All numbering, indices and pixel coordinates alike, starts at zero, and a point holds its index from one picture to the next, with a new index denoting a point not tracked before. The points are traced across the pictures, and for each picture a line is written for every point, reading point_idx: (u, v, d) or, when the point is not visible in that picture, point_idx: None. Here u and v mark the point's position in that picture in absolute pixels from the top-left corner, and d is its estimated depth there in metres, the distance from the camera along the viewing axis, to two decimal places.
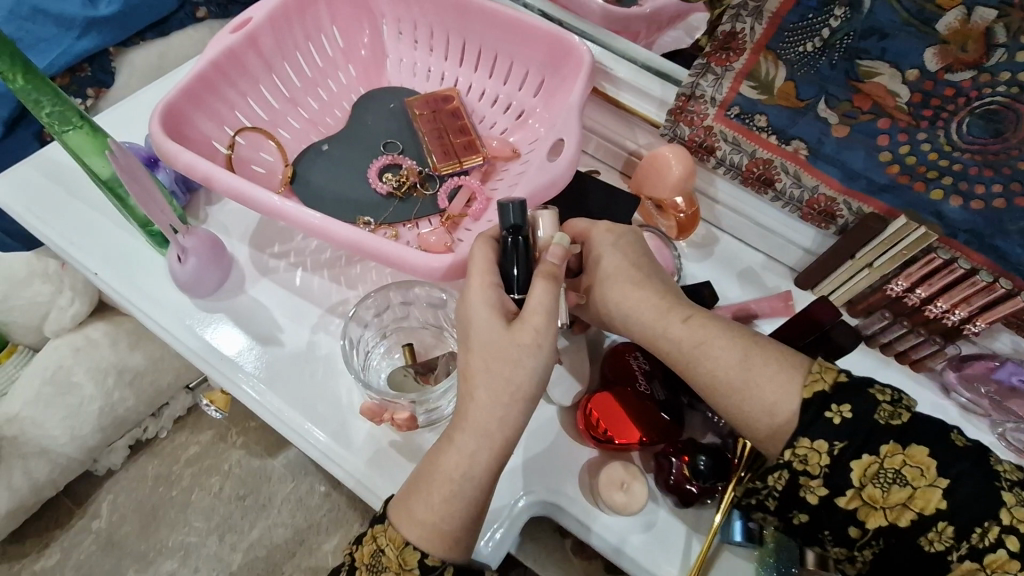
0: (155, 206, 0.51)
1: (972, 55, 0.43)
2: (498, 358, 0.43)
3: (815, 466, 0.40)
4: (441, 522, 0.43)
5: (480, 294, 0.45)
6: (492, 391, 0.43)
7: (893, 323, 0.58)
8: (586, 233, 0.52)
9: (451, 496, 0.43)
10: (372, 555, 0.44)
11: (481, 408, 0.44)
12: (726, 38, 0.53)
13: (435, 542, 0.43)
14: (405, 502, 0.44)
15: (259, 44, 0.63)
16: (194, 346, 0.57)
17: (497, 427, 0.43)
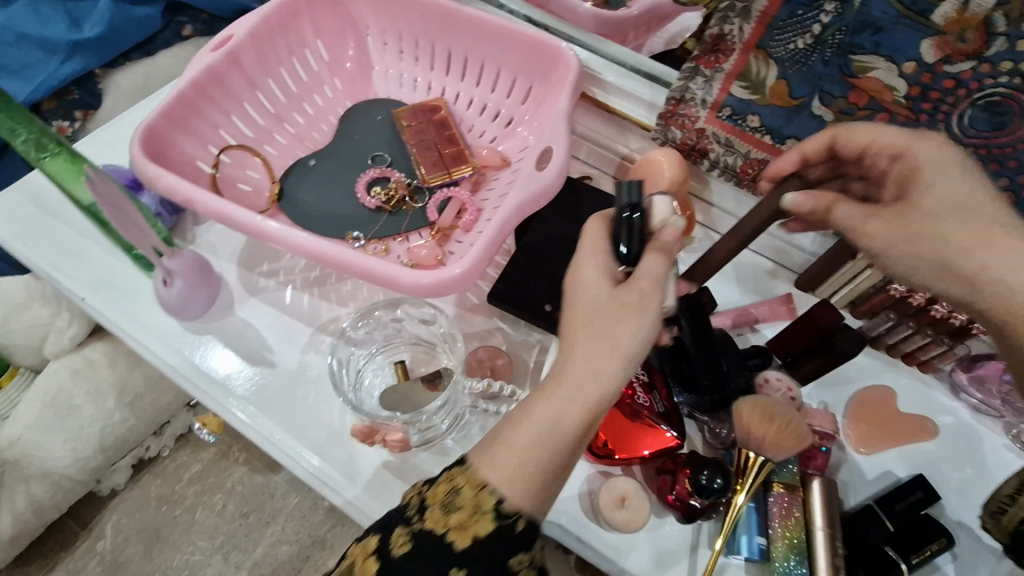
0: (133, 226, 0.51)
1: (971, 45, 0.42)
2: (603, 328, 0.38)
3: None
4: (524, 479, 0.38)
5: (594, 260, 0.41)
6: (593, 348, 0.38)
7: (899, 324, 0.56)
8: (906, 146, 0.43)
9: (534, 451, 0.38)
10: (446, 495, 0.38)
11: (579, 360, 0.38)
12: (714, 40, 0.52)
13: (517, 489, 0.37)
14: (493, 443, 0.39)
15: (241, 62, 0.62)
16: (184, 371, 0.56)
17: (594, 390, 0.38)
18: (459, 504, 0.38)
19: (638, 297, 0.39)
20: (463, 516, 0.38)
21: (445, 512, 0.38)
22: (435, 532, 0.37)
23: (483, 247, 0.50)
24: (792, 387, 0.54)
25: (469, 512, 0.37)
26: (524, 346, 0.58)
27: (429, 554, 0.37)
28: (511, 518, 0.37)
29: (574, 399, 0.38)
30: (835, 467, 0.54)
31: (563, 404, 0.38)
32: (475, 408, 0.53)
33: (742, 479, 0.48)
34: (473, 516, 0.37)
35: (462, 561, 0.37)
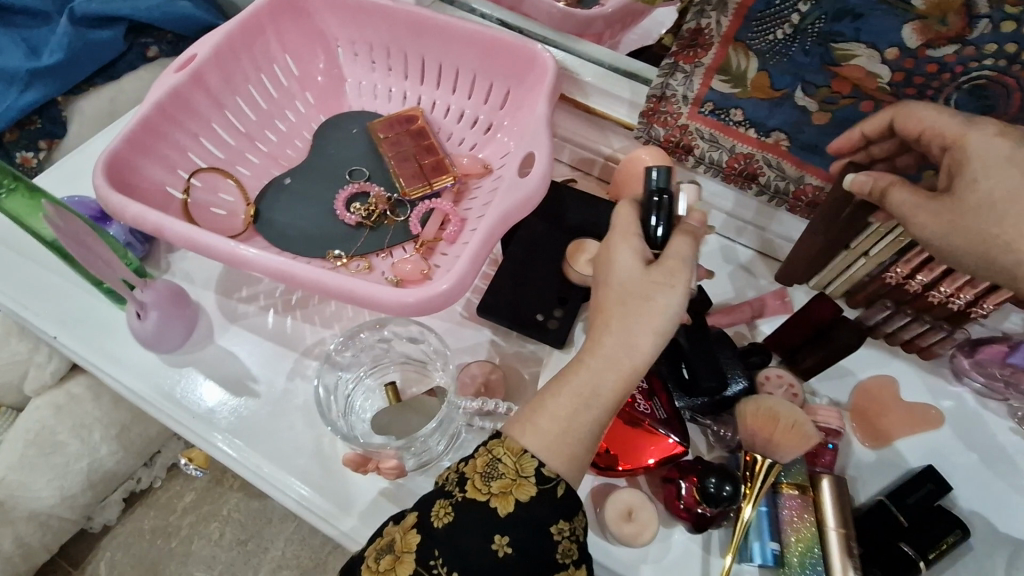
0: (98, 260, 0.48)
1: (953, 28, 0.40)
2: (635, 309, 0.39)
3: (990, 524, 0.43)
4: (564, 445, 0.39)
5: (624, 243, 0.42)
6: (625, 321, 0.39)
7: (896, 313, 0.55)
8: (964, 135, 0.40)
9: (576, 413, 0.40)
10: (487, 465, 0.39)
11: (615, 337, 0.40)
12: (692, 35, 0.51)
13: (554, 454, 0.39)
14: (531, 413, 0.40)
15: (206, 81, 0.60)
16: (164, 406, 0.54)
17: (631, 355, 0.39)
18: (501, 472, 0.39)
19: (670, 279, 0.39)
20: (505, 484, 0.38)
21: (485, 481, 0.39)
22: (478, 500, 0.38)
23: (467, 261, 0.48)
24: (793, 383, 0.52)
25: (511, 478, 0.38)
26: (517, 359, 0.56)
27: (472, 522, 0.38)
28: (551, 482, 0.38)
29: (611, 364, 0.39)
30: (844, 464, 0.53)
31: (600, 370, 0.39)
32: (471, 425, 0.51)
33: (751, 484, 0.47)
34: (516, 481, 0.38)
35: (503, 526, 0.37)
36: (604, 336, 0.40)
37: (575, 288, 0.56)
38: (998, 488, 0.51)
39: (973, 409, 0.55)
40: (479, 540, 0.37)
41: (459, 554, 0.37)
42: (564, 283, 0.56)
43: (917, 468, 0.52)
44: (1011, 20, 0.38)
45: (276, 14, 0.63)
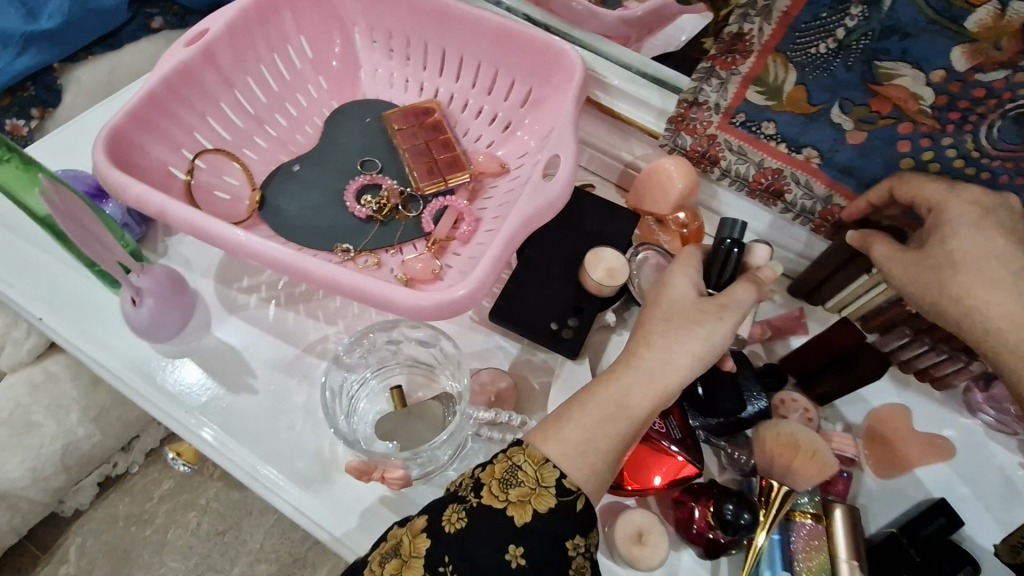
0: (94, 241, 0.45)
1: (1005, 53, 0.40)
2: (678, 334, 0.40)
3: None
4: (586, 457, 0.38)
5: (682, 272, 0.43)
6: (667, 339, 0.40)
7: (913, 340, 0.54)
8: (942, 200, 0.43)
9: (600, 426, 0.39)
10: (506, 471, 0.38)
11: (654, 352, 0.40)
12: (733, 39, 0.49)
13: (578, 463, 0.38)
14: (555, 422, 0.40)
15: (217, 58, 0.57)
16: (153, 397, 0.51)
17: (667, 374, 0.40)
18: (520, 479, 0.37)
19: (721, 312, 0.40)
20: (523, 492, 0.37)
21: (503, 487, 0.37)
22: (494, 507, 0.36)
23: (487, 266, 0.46)
24: (809, 408, 0.51)
25: (531, 487, 0.37)
26: (528, 367, 0.55)
27: (485, 530, 0.36)
28: (571, 495, 0.37)
29: (647, 381, 0.40)
30: (854, 492, 0.52)
31: (633, 382, 0.40)
32: (478, 435, 0.49)
33: (767, 510, 0.45)
34: (535, 490, 0.37)
35: (520, 536, 0.35)
36: (646, 351, 0.40)
37: (591, 297, 0.54)
38: (1006, 524, 0.51)
39: (983, 441, 0.54)
40: (492, 551, 0.35)
41: (470, 561, 0.35)
42: (579, 292, 0.55)
43: (926, 500, 0.51)
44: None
45: None
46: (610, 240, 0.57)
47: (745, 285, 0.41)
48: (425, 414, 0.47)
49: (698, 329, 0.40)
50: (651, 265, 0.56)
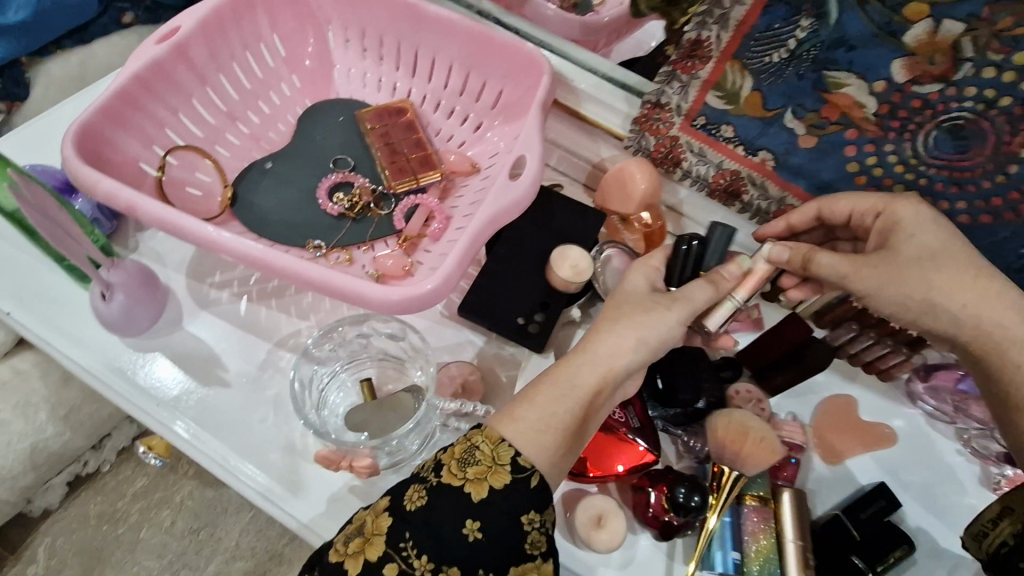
0: (64, 235, 0.46)
1: (940, 67, 0.42)
2: (631, 319, 0.43)
3: None
4: (544, 440, 0.40)
5: (642, 268, 0.47)
6: (625, 331, 0.42)
7: (860, 334, 0.57)
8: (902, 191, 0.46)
9: (556, 412, 0.41)
10: (465, 451, 0.39)
11: (608, 341, 0.43)
12: (691, 46, 0.50)
13: (536, 445, 0.40)
14: (515, 406, 0.41)
15: (189, 55, 0.57)
16: (123, 390, 0.52)
17: (616, 361, 0.42)
18: (478, 458, 0.39)
19: (672, 304, 0.43)
20: (481, 470, 0.39)
21: (462, 466, 0.39)
22: (453, 485, 0.38)
23: (454, 263, 0.48)
24: (762, 399, 0.54)
25: (487, 466, 0.39)
26: (496, 361, 0.56)
27: (446, 508, 0.37)
28: (526, 472, 0.39)
29: (597, 363, 0.42)
30: (803, 477, 0.55)
31: (583, 366, 0.42)
32: (446, 426, 0.51)
33: (717, 494, 0.48)
34: (491, 468, 0.39)
35: (477, 511, 0.37)
36: (599, 338, 0.43)
37: (558, 293, 0.56)
38: (945, 507, 0.54)
39: (920, 428, 0.58)
40: (450, 526, 0.37)
41: (433, 538, 0.37)
42: (547, 288, 0.56)
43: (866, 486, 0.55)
44: (993, 66, 0.40)
45: None
46: (577, 238, 0.59)
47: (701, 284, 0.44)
48: (396, 405, 0.49)
49: (651, 319, 0.42)
50: (614, 263, 0.58)
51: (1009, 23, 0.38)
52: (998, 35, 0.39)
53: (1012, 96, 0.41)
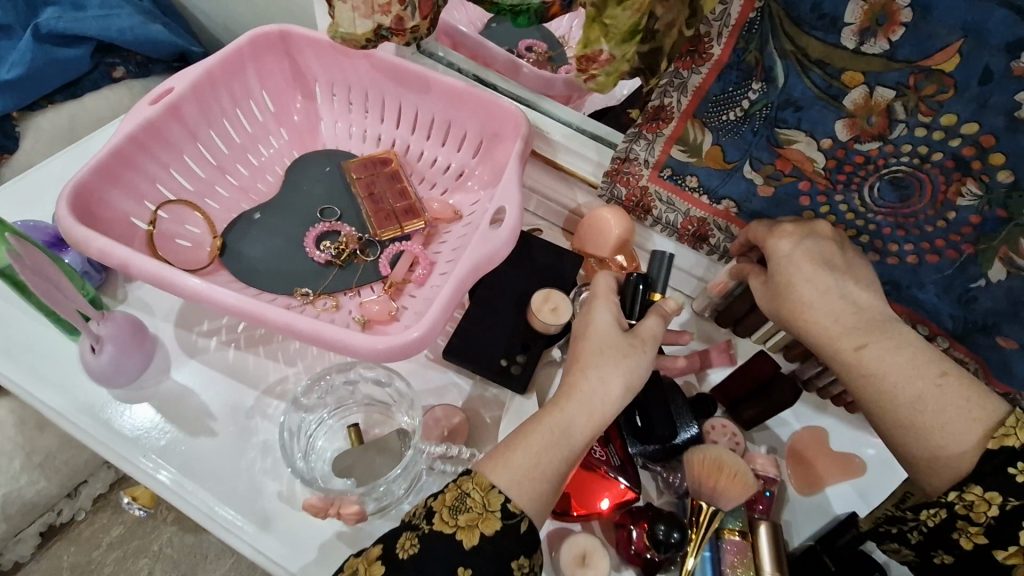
0: (54, 289, 0.47)
1: (876, 127, 0.45)
2: (610, 364, 0.45)
3: (979, 514, 0.40)
4: (530, 483, 0.41)
5: (605, 303, 0.49)
6: (605, 375, 0.44)
7: (825, 369, 0.58)
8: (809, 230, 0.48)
9: (545, 453, 0.42)
10: (456, 499, 0.40)
11: (593, 385, 0.44)
12: (656, 110, 0.53)
13: (524, 486, 0.41)
14: (503, 450, 0.43)
15: (180, 113, 0.60)
16: (110, 441, 0.52)
17: (606, 406, 0.44)
18: (469, 505, 0.40)
19: (644, 345, 0.46)
20: (473, 517, 0.40)
21: (454, 514, 0.40)
22: (444, 532, 0.39)
23: (438, 310, 0.50)
24: (736, 432, 0.56)
25: (479, 512, 0.40)
26: (481, 402, 0.58)
27: (436, 555, 0.39)
28: (516, 518, 0.40)
29: (583, 405, 0.44)
30: (779, 509, 0.57)
31: (574, 412, 0.44)
32: (432, 469, 0.52)
33: (696, 530, 0.50)
34: (482, 514, 0.40)
35: (468, 559, 0.38)
36: (582, 379, 0.44)
37: (538, 334, 0.58)
38: None
39: (890, 460, 0.60)
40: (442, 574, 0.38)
41: None
42: (528, 330, 0.59)
43: (843, 514, 0.57)
44: (923, 126, 0.43)
45: (257, 52, 0.64)
46: (555, 280, 0.61)
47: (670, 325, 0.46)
48: (382, 449, 0.50)
49: (628, 363, 0.45)
50: None
51: (933, 90, 0.41)
52: (925, 100, 0.42)
53: (943, 151, 0.43)
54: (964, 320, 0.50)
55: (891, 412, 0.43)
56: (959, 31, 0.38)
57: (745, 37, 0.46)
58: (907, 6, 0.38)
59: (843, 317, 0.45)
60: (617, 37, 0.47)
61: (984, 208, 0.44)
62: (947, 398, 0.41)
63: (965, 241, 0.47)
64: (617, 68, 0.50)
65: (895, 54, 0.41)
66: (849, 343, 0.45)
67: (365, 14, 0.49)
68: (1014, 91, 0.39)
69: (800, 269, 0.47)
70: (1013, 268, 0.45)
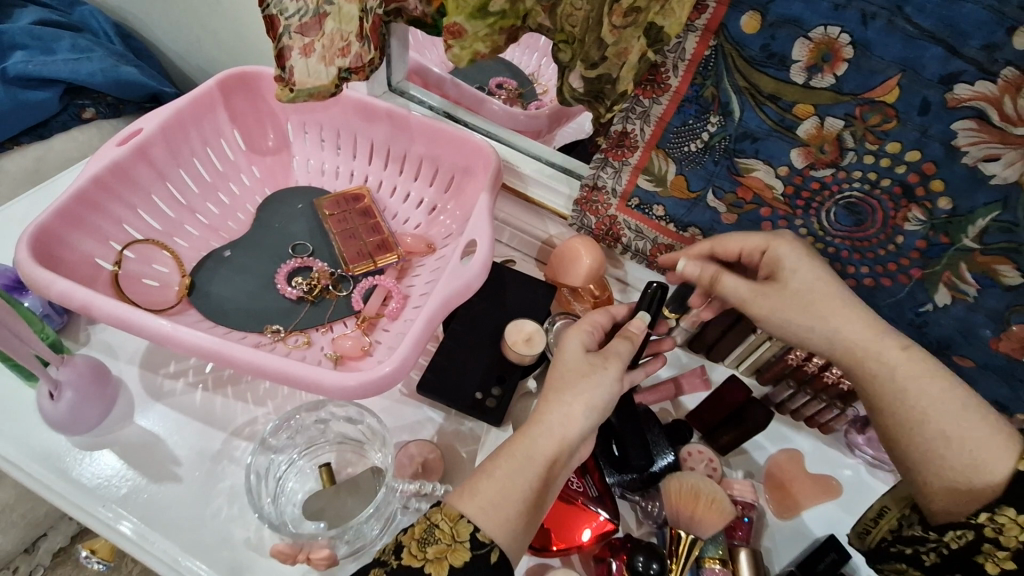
0: (15, 340, 0.46)
1: (829, 155, 0.46)
2: (571, 386, 0.44)
3: (1011, 539, 0.36)
4: (498, 510, 0.40)
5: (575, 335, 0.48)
6: (568, 397, 0.44)
7: (798, 391, 0.60)
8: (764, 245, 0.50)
9: (511, 484, 0.41)
10: (424, 531, 0.40)
11: (557, 411, 0.43)
12: (619, 137, 0.55)
13: (490, 513, 0.40)
14: (471, 479, 0.42)
15: (149, 154, 0.60)
16: (67, 491, 0.50)
17: (569, 428, 0.43)
18: (437, 537, 0.39)
19: (607, 363, 0.45)
20: (440, 548, 0.39)
21: (422, 547, 0.39)
22: (413, 568, 0.38)
23: (410, 345, 0.50)
24: (713, 458, 0.57)
25: (447, 542, 0.39)
26: (455, 437, 0.57)
27: None
28: (485, 548, 0.39)
29: (549, 432, 0.43)
30: (759, 535, 0.57)
31: (536, 436, 0.43)
32: (407, 508, 0.50)
33: (676, 560, 0.49)
34: (451, 545, 0.39)
35: None
36: (550, 410, 0.44)
37: (513, 366, 0.58)
38: None
39: (865, 480, 0.60)
40: None
41: None
42: (502, 361, 0.58)
43: (823, 537, 0.56)
44: (871, 154, 0.44)
45: (228, 92, 0.65)
46: (530, 310, 0.61)
47: (624, 340, 0.47)
48: (354, 490, 0.49)
49: (586, 381, 0.44)
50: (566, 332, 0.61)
51: (878, 120, 0.43)
52: (871, 129, 0.43)
53: (890, 178, 0.45)
54: (922, 339, 0.52)
55: (927, 425, 0.42)
56: (896, 66, 0.40)
57: (701, 73, 0.47)
58: (849, 44, 0.40)
59: (877, 323, 0.46)
60: (467, 11, 0.48)
61: (929, 234, 0.46)
62: (972, 416, 0.41)
63: (914, 267, 0.49)
64: (471, 44, 0.51)
65: (842, 87, 0.42)
66: (893, 344, 0.45)
67: (328, 62, 0.50)
68: (950, 120, 0.40)
69: (822, 278, 0.47)
70: (956, 293, 0.48)
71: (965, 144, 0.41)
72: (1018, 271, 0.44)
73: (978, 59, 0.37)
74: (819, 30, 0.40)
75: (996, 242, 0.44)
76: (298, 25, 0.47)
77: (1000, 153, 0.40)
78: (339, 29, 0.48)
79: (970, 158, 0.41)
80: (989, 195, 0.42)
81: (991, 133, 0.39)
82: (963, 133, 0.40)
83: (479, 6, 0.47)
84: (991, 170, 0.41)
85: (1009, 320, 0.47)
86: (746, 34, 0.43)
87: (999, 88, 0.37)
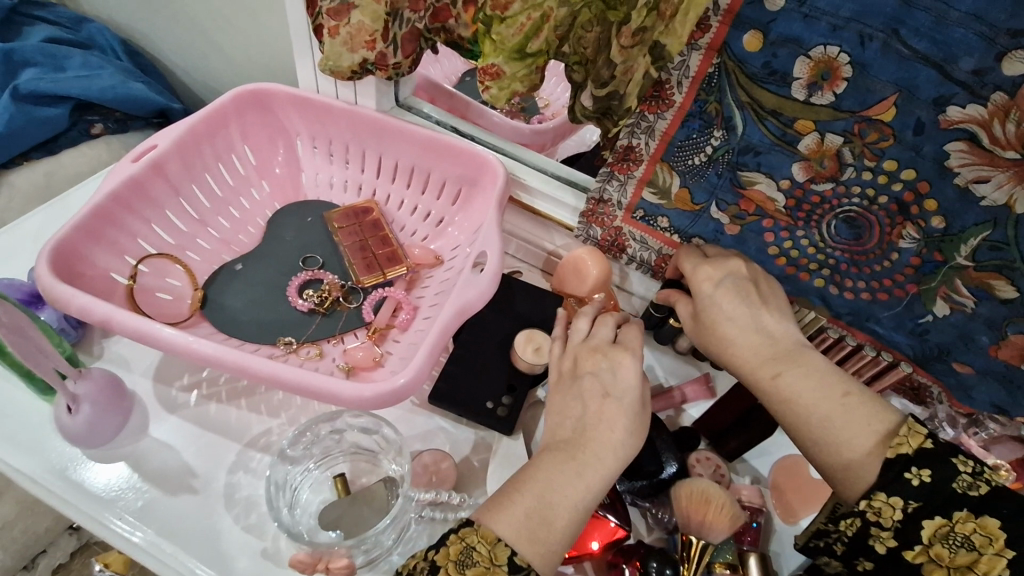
0: (36, 352, 0.46)
1: (829, 170, 0.48)
2: (607, 416, 0.45)
3: (888, 520, 0.40)
4: (538, 540, 0.40)
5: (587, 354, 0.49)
6: (611, 427, 0.45)
7: None
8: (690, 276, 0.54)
9: (548, 511, 0.41)
10: (461, 553, 0.39)
11: (599, 441, 0.44)
12: (625, 151, 0.56)
13: (529, 539, 0.40)
14: (502, 501, 0.42)
15: (164, 170, 0.61)
16: (83, 502, 0.50)
17: (608, 459, 0.44)
18: (475, 560, 0.39)
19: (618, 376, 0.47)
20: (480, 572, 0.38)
21: (459, 569, 0.38)
22: None
23: (425, 355, 0.50)
24: (720, 464, 0.58)
25: (484, 566, 0.39)
26: (467, 446, 0.58)
27: None
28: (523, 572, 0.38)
29: (594, 470, 0.43)
30: (767, 540, 0.57)
31: (579, 470, 0.43)
32: (422, 516, 0.52)
33: (688, 565, 0.50)
34: (488, 569, 0.39)
35: None
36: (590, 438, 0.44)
37: (523, 376, 0.59)
38: None
39: None
40: None
41: None
42: (512, 371, 0.59)
43: None
44: (868, 170, 0.46)
45: (240, 108, 0.66)
46: (538, 320, 0.63)
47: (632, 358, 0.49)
48: (369, 499, 0.50)
49: (620, 408, 0.46)
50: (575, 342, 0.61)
51: (875, 138, 0.44)
52: (869, 146, 0.45)
53: (887, 195, 0.47)
54: (921, 348, 0.54)
55: (811, 432, 0.44)
56: (893, 86, 0.41)
57: (705, 90, 0.49)
58: (848, 64, 0.42)
59: (759, 349, 0.48)
60: (506, 52, 0.50)
61: (923, 251, 0.48)
62: (850, 413, 0.43)
63: (909, 282, 0.50)
64: (510, 84, 0.52)
65: (840, 105, 0.44)
66: (765, 372, 0.47)
67: (352, 49, 0.52)
68: (943, 141, 0.42)
69: (726, 307, 0.50)
70: (953, 305, 0.49)
71: (955, 166, 0.42)
72: (1012, 286, 0.46)
73: (969, 82, 0.39)
74: (818, 50, 0.42)
75: (988, 259, 0.45)
76: (329, 9, 0.50)
77: (989, 175, 0.42)
78: (364, 22, 0.50)
79: (960, 180, 0.43)
80: (980, 215, 0.44)
81: (981, 156, 0.41)
82: (955, 155, 0.42)
83: (519, 46, 0.49)
84: (981, 192, 0.43)
85: (1005, 329, 0.48)
86: (749, 53, 0.45)
87: (989, 113, 0.39)
